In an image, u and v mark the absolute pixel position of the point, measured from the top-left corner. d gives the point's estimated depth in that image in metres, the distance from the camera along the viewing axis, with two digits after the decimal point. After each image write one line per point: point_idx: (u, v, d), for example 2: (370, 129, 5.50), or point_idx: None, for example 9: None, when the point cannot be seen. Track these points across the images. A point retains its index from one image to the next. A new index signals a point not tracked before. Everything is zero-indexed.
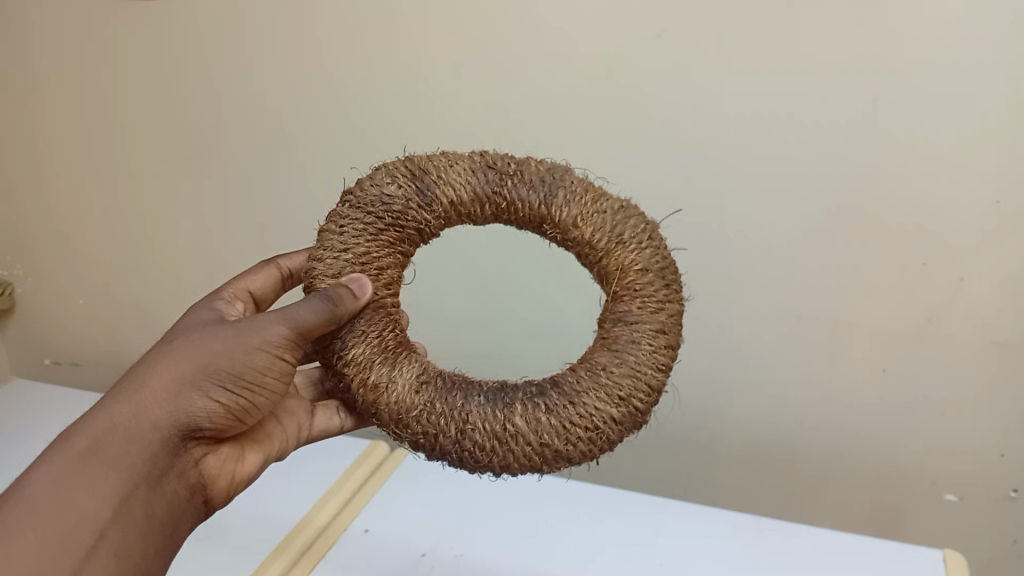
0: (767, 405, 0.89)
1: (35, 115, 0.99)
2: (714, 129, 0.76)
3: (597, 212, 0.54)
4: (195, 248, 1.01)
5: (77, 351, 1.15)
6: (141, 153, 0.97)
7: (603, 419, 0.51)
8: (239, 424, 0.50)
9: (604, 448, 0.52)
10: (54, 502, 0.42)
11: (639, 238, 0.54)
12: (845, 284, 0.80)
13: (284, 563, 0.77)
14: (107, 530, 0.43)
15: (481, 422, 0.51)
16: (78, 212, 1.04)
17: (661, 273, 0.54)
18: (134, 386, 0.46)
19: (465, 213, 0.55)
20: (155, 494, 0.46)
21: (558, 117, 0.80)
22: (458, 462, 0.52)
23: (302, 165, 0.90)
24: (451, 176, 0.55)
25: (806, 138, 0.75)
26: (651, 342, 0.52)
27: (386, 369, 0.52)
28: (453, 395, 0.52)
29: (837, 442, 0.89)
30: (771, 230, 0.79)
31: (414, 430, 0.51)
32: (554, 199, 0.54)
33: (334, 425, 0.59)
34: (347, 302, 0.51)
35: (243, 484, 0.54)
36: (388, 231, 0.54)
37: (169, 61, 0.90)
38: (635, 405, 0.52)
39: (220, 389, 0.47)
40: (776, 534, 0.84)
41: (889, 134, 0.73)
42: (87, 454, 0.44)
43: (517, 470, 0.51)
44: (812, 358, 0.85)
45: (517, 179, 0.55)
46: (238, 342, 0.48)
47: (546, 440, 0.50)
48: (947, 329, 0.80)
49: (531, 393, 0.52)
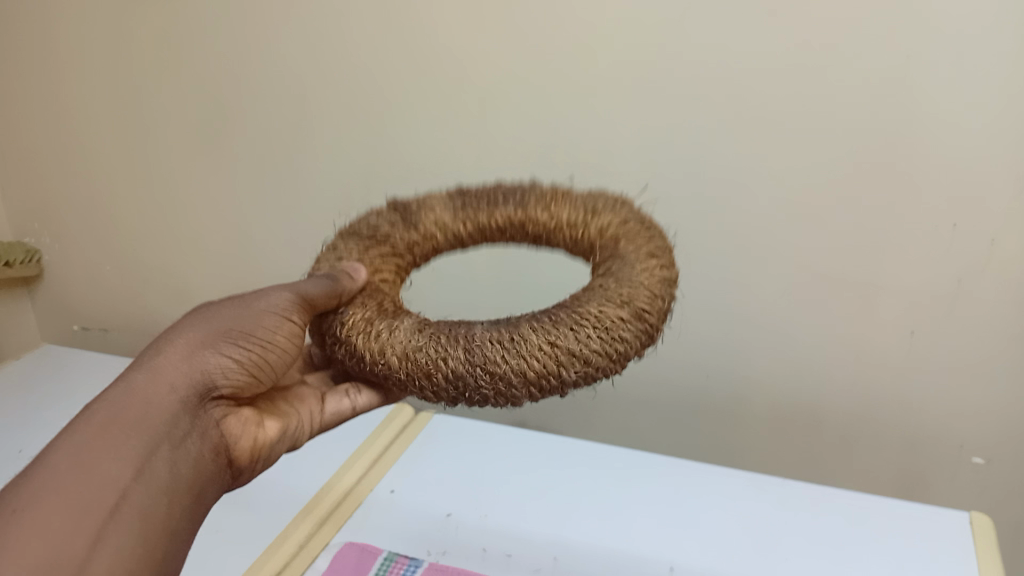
0: (791, 368, 0.89)
1: (56, 82, 0.99)
2: (739, 89, 0.75)
3: (565, 201, 0.62)
4: (217, 214, 1.01)
5: (104, 318, 1.16)
6: (161, 119, 0.97)
7: (612, 316, 0.50)
8: (254, 386, 0.51)
9: (621, 347, 0.50)
10: (76, 463, 0.40)
11: (608, 205, 0.61)
12: (873, 246, 0.79)
13: (310, 526, 0.77)
14: (131, 490, 0.41)
15: (488, 338, 0.50)
16: (102, 180, 1.05)
17: (636, 221, 0.59)
18: (149, 356, 0.46)
19: (451, 232, 0.63)
20: (179, 452, 0.45)
21: (581, 79, 0.79)
22: (472, 388, 0.50)
23: (323, 130, 0.90)
24: (433, 206, 0.64)
25: (834, 97, 0.73)
26: (641, 263, 0.54)
27: (386, 322, 0.53)
28: (454, 329, 0.52)
29: (863, 406, 0.89)
30: (798, 191, 0.78)
31: (420, 360, 0.50)
32: (527, 202, 0.63)
33: (345, 407, 0.59)
34: (347, 280, 0.54)
35: (264, 453, 0.53)
36: (381, 243, 0.60)
37: (188, 26, 0.90)
38: (641, 303, 0.51)
39: (233, 346, 0.49)
40: (800, 497, 0.84)
41: (920, 92, 0.71)
42: (108, 417, 0.43)
43: (535, 373, 0.48)
44: (838, 322, 0.84)
45: (493, 196, 0.65)
46: (244, 308, 0.51)
47: (557, 341, 0.49)
48: (978, 292, 0.78)
49: (533, 315, 0.51)
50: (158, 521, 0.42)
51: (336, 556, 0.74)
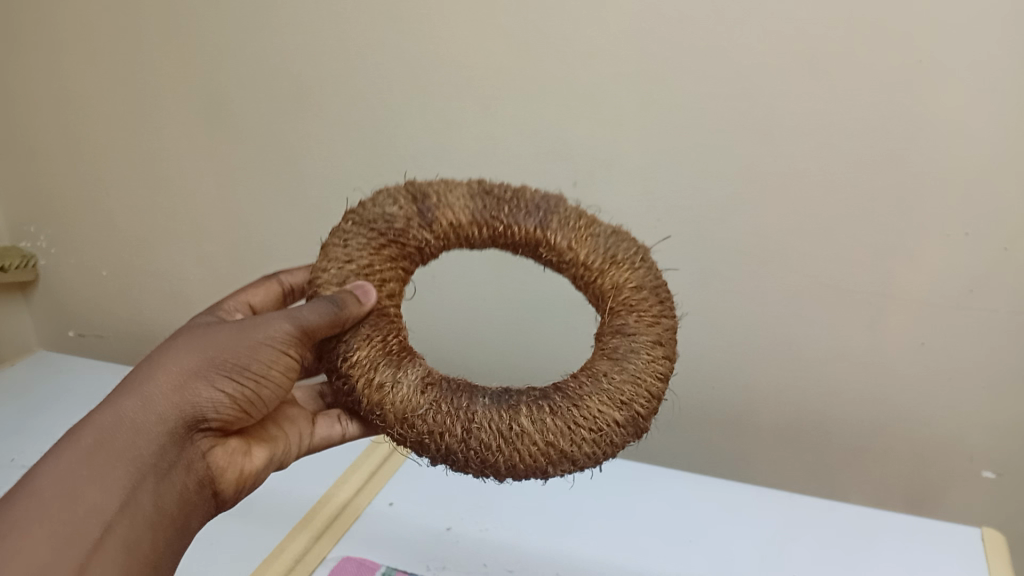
0: (799, 380, 0.87)
1: (56, 85, 0.98)
2: (751, 94, 0.74)
3: (588, 237, 0.55)
4: (216, 219, 1.00)
5: (101, 323, 1.15)
6: (161, 123, 0.96)
7: (607, 422, 0.50)
8: (246, 416, 0.50)
9: (607, 452, 0.51)
10: (61, 495, 0.41)
11: (632, 259, 0.55)
12: (884, 253, 0.78)
13: (309, 537, 0.75)
14: (114, 523, 0.42)
15: (487, 421, 0.49)
16: (101, 183, 1.04)
17: (655, 291, 0.54)
18: (139, 381, 0.46)
19: (463, 236, 0.55)
20: (163, 487, 0.45)
21: (589, 83, 0.78)
22: (463, 465, 0.50)
23: (326, 136, 0.89)
24: (451, 198, 0.54)
25: (846, 101, 0.72)
26: (649, 353, 0.52)
27: (392, 371, 0.50)
28: (455, 395, 0.50)
29: (872, 418, 0.87)
30: (808, 197, 0.77)
31: (419, 429, 0.49)
32: (549, 223, 0.55)
33: (336, 432, 0.58)
34: (352, 307, 0.49)
35: (251, 482, 0.53)
36: (389, 247, 0.53)
37: (191, 30, 0.89)
38: (637, 410, 0.51)
39: (226, 379, 0.47)
40: (807, 510, 0.82)
41: (935, 98, 0.70)
42: (95, 448, 0.43)
43: (523, 471, 0.49)
44: (848, 332, 0.82)
45: (513, 205, 0.55)
46: (241, 336, 0.48)
47: (552, 440, 0.49)
48: (989, 301, 0.77)
49: (534, 398, 0.51)
50: (141, 553, 0.44)
51: (334, 570, 0.72)
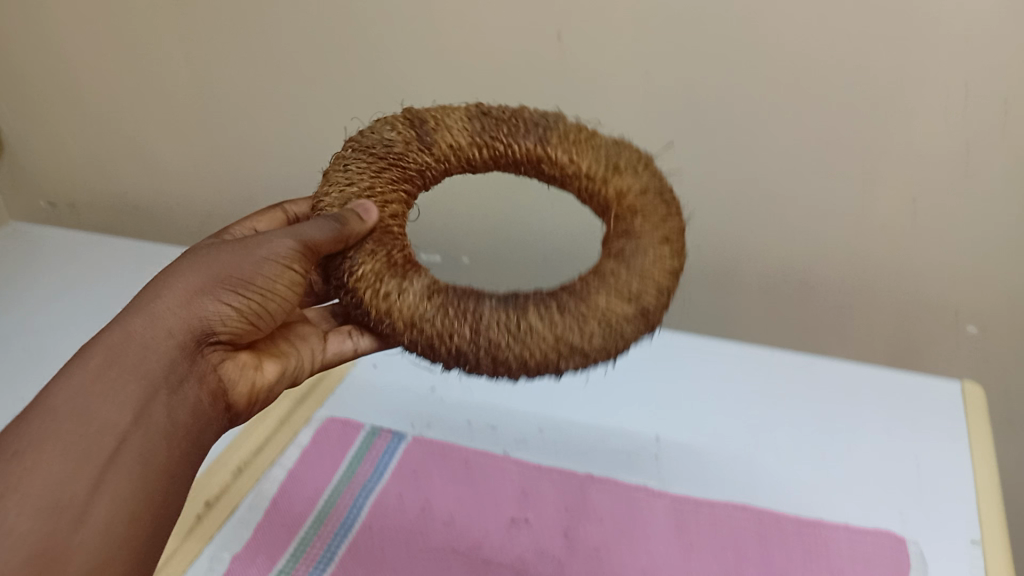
0: (791, 242, 0.85)
1: None
2: None
3: (588, 146, 0.52)
4: (177, 78, 0.93)
5: (72, 192, 1.10)
6: None
7: (616, 318, 0.48)
8: (254, 330, 0.49)
9: (619, 346, 0.49)
10: (72, 414, 0.40)
11: (635, 165, 0.52)
12: (881, 108, 0.74)
13: (288, 403, 0.74)
14: (129, 435, 0.41)
15: (495, 322, 0.48)
16: (51, 45, 0.96)
17: (660, 194, 0.51)
18: (147, 298, 0.44)
19: (464, 159, 0.52)
20: (176, 400, 0.44)
21: None
22: (475, 368, 0.49)
23: None
24: (449, 118, 0.52)
25: None
26: (657, 250, 0.50)
27: (397, 280, 0.48)
28: (464, 298, 0.49)
29: (860, 275, 0.86)
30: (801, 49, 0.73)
31: (427, 333, 0.48)
32: (549, 139, 0.52)
33: (347, 348, 0.57)
34: (353, 224, 0.48)
35: (263, 395, 0.52)
36: (388, 169, 0.51)
37: None
38: (646, 304, 0.49)
39: (232, 295, 0.46)
40: (790, 363, 0.80)
41: None
42: (103, 365, 0.41)
43: (534, 367, 0.48)
44: (840, 189, 0.80)
45: (512, 122, 0.52)
46: (246, 253, 0.47)
47: (562, 336, 0.48)
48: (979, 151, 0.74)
49: (542, 296, 0.49)
50: (159, 464, 0.42)
51: (318, 431, 0.72)
